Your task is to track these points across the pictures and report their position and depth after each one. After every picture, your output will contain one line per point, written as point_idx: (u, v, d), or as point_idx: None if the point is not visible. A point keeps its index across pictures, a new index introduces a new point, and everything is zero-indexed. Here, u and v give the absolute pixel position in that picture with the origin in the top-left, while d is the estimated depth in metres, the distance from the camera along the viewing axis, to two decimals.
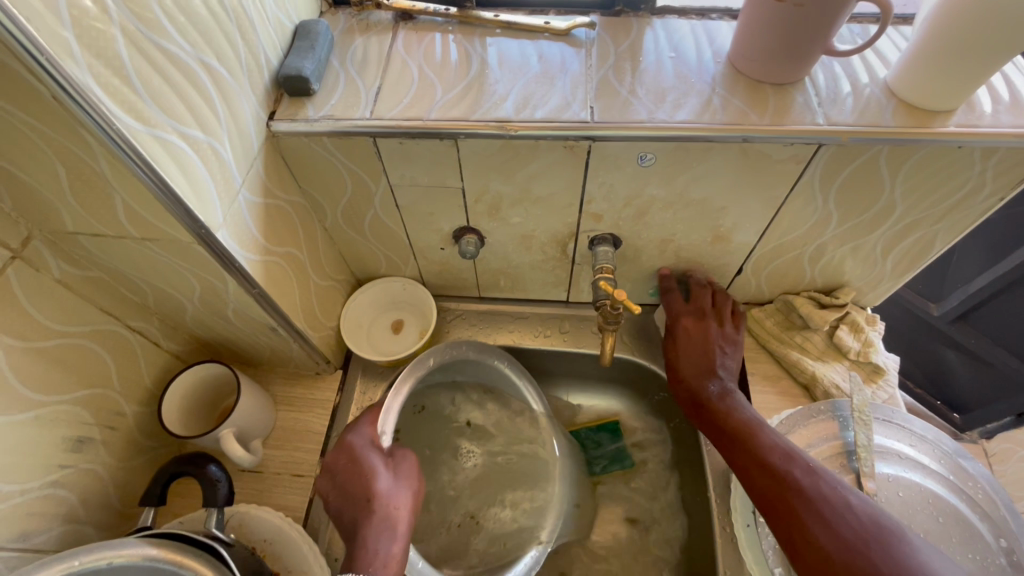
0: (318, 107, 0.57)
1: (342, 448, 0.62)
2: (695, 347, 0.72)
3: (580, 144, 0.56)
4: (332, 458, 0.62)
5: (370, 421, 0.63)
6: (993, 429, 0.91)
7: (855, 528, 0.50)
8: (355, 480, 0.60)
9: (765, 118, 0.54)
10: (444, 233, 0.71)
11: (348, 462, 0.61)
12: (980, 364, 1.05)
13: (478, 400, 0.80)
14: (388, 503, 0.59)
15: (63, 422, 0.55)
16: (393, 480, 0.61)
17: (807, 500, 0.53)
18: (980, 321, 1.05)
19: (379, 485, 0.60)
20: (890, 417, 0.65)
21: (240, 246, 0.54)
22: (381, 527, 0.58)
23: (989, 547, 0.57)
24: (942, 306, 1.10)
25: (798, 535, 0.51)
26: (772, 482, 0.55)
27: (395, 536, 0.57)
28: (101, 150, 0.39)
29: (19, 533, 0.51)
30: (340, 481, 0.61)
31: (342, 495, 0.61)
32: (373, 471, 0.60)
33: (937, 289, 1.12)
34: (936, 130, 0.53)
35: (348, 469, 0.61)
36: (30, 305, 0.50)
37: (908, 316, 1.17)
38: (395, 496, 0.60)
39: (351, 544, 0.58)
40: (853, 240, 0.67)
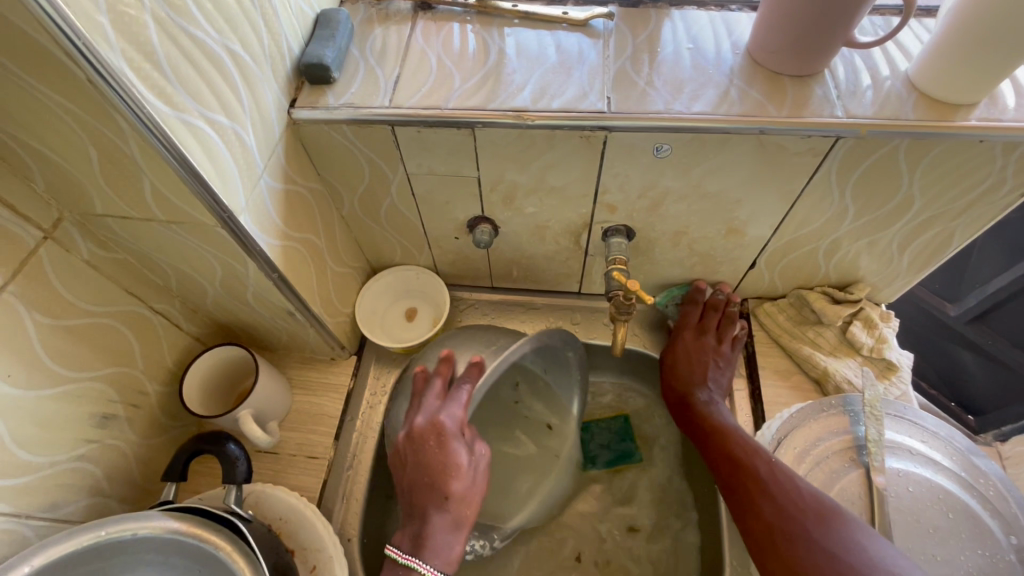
0: (338, 95, 0.58)
1: (427, 425, 0.61)
2: (694, 356, 0.75)
3: (597, 134, 0.56)
4: (416, 433, 0.61)
5: (462, 406, 0.61)
6: (1009, 431, 0.90)
7: (798, 507, 0.56)
8: (436, 465, 0.60)
9: (783, 110, 0.54)
10: (459, 223, 0.72)
11: (435, 446, 0.60)
12: (997, 366, 1.05)
13: (531, 377, 0.80)
14: (463, 498, 0.60)
15: (89, 398, 0.57)
16: (471, 475, 0.61)
17: (764, 485, 0.59)
18: (997, 322, 1.04)
19: (458, 479, 0.60)
20: (902, 413, 0.65)
21: (260, 229, 0.55)
22: (449, 521, 0.59)
23: (999, 543, 0.57)
24: (958, 306, 1.09)
25: (748, 509, 0.59)
26: (738, 471, 0.61)
27: (460, 531, 0.59)
28: (131, 132, 0.40)
29: (48, 503, 0.53)
30: (419, 458, 0.60)
31: (418, 473, 0.60)
32: (456, 463, 0.60)
33: (953, 289, 1.11)
34: (957, 124, 0.52)
35: (431, 450, 0.60)
36: (60, 284, 0.52)
37: (923, 316, 1.16)
38: (469, 491, 0.60)
39: (414, 522, 0.60)
40: (869, 235, 0.67)
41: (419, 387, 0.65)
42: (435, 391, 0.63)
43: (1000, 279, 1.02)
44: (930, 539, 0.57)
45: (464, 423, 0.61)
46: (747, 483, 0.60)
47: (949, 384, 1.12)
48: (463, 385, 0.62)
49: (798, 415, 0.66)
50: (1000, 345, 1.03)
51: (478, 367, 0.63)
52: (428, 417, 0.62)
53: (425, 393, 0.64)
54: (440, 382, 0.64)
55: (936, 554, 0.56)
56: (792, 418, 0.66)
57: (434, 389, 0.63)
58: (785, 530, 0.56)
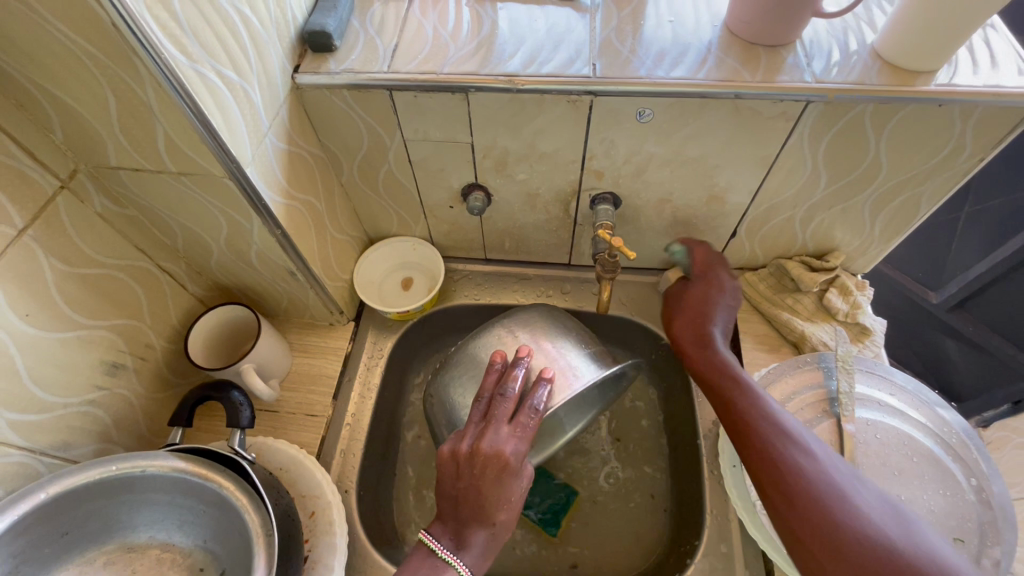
0: (339, 62, 0.61)
1: (494, 448, 0.53)
2: (696, 309, 0.67)
3: (583, 99, 0.60)
4: (482, 452, 0.53)
5: (529, 436, 0.55)
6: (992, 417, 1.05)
7: (844, 491, 0.46)
8: (491, 490, 0.52)
9: (757, 75, 0.58)
10: (453, 191, 0.75)
11: (497, 469, 0.52)
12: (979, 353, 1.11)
13: (588, 392, 0.76)
14: (507, 525, 0.53)
15: (100, 345, 0.59)
16: (521, 503, 0.54)
17: (797, 452, 0.49)
18: (975, 308, 1.11)
19: (509, 506, 0.53)
20: (873, 369, 0.69)
21: (266, 185, 0.58)
22: (487, 542, 0.52)
23: (959, 484, 0.60)
24: (940, 294, 1.17)
25: (782, 480, 0.48)
26: (772, 437, 0.51)
27: (491, 557, 0.53)
28: (150, 79, 0.43)
29: (60, 443, 0.56)
30: (475, 477, 0.53)
31: (471, 498, 0.52)
32: (510, 492, 0.53)
33: (936, 279, 1.18)
34: (917, 88, 0.56)
35: (490, 475, 0.52)
36: (75, 233, 0.55)
37: (908, 305, 1.22)
38: (512, 519, 0.54)
39: (450, 532, 0.53)
40: (842, 202, 0.71)
41: (489, 391, 0.58)
42: (506, 410, 0.56)
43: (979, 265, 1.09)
44: (894, 481, 0.60)
45: (526, 455, 0.55)
46: (777, 450, 0.50)
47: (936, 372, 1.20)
48: (536, 403, 0.57)
49: (775, 372, 0.69)
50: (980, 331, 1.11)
51: (550, 384, 0.58)
52: (494, 437, 0.54)
53: (498, 404, 0.56)
54: (514, 395, 0.57)
55: (900, 494, 0.60)
56: (768, 374, 0.69)
57: (509, 402, 0.56)
58: (828, 504, 0.45)
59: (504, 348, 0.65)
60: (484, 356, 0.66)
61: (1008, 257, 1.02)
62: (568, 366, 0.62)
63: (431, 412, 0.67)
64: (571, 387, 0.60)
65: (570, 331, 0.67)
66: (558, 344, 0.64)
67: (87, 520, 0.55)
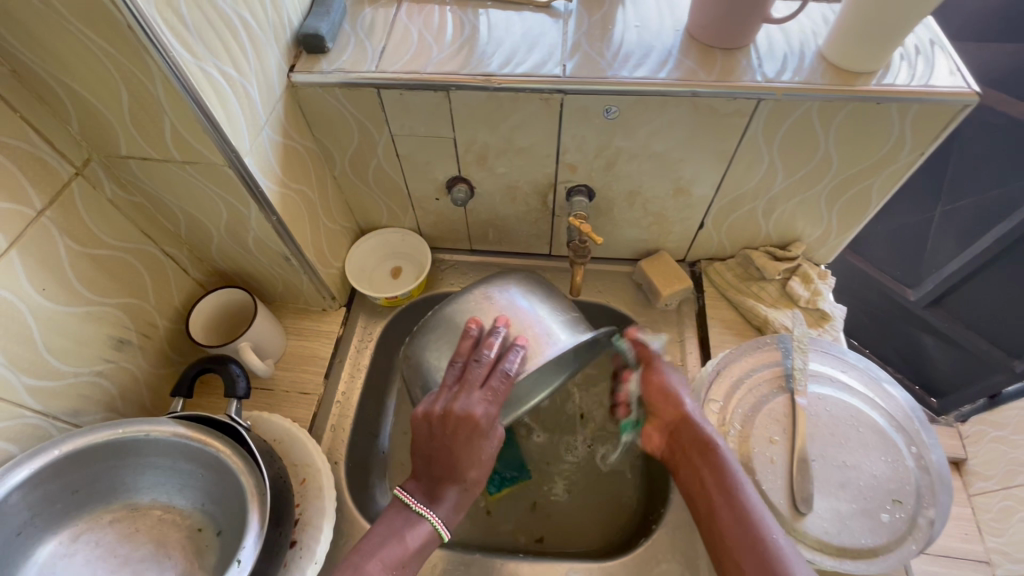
0: (331, 62, 0.67)
1: (465, 411, 0.58)
2: (677, 383, 0.67)
3: (554, 97, 0.65)
4: (453, 414, 0.58)
5: (500, 399, 0.59)
6: (968, 412, 1.19)
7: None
8: (462, 449, 0.58)
9: (712, 76, 0.63)
10: (439, 183, 0.81)
11: (468, 431, 0.58)
12: (952, 347, 1.19)
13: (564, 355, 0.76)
14: (477, 481, 0.60)
15: (107, 321, 0.64)
16: (490, 461, 0.60)
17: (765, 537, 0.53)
18: (951, 305, 1.18)
19: (478, 464, 0.59)
20: (827, 349, 0.74)
21: (262, 173, 0.63)
22: (457, 497, 0.60)
23: (900, 452, 0.65)
24: (917, 292, 1.22)
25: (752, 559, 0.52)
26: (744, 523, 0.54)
27: (463, 509, 0.60)
28: (159, 75, 0.48)
29: (71, 409, 0.61)
30: (447, 438, 0.58)
31: (443, 458, 0.59)
32: (482, 450, 0.59)
33: (913, 276, 1.23)
34: (858, 87, 0.61)
35: (462, 435, 0.58)
36: (87, 216, 0.60)
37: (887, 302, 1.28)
38: (481, 475, 0.60)
39: (423, 489, 0.60)
40: (799, 194, 0.76)
41: (464, 358, 0.62)
42: (479, 376, 0.60)
43: (954, 262, 1.14)
44: (841, 449, 0.65)
45: (496, 417, 0.59)
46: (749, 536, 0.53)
47: (914, 365, 1.29)
48: (510, 366, 0.60)
49: (738, 351, 0.74)
50: (955, 327, 1.17)
51: (523, 350, 0.62)
52: (466, 400, 0.59)
53: (472, 369, 0.61)
54: (488, 362, 0.61)
55: (846, 461, 0.65)
56: (729, 353, 0.74)
57: (483, 367, 0.61)
58: None
59: (481, 313, 0.68)
60: (461, 320, 0.68)
61: (985, 252, 1.08)
62: (544, 333, 0.65)
63: (407, 372, 0.70)
64: (544, 352, 0.63)
65: (545, 295, 0.70)
66: (535, 308, 0.67)
67: (96, 479, 0.59)
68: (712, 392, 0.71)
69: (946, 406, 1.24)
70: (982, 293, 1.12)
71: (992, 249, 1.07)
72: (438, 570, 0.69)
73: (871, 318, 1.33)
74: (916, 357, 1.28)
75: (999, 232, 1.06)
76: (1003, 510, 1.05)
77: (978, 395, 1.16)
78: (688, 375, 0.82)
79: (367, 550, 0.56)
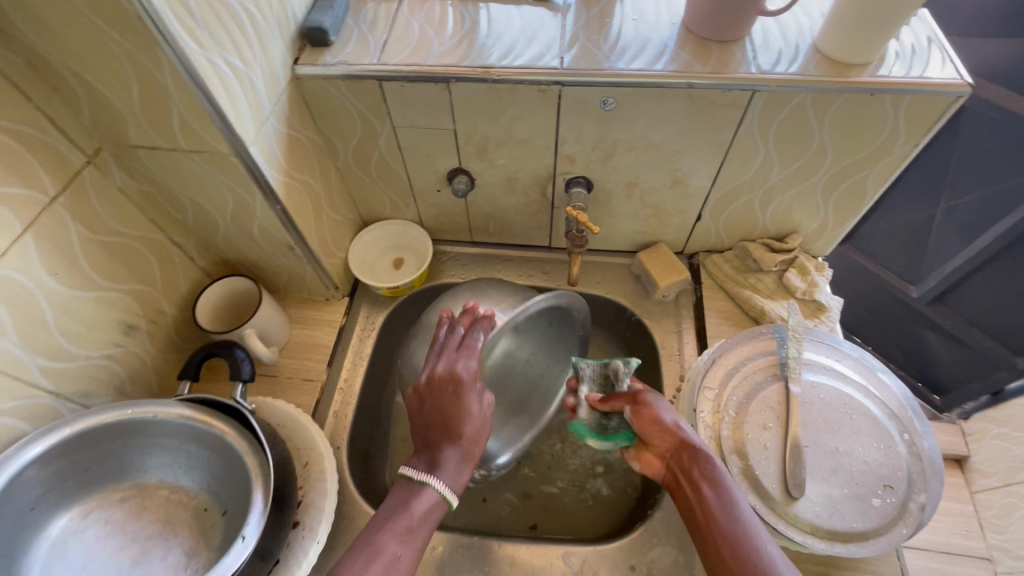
0: (335, 55, 0.68)
1: (444, 370, 0.63)
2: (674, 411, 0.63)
3: (552, 88, 0.66)
4: (435, 374, 0.63)
5: (476, 356, 0.65)
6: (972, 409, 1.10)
7: None
8: (450, 405, 0.62)
9: (707, 68, 0.64)
10: (440, 174, 0.82)
11: (449, 385, 0.62)
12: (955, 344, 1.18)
13: (557, 345, 0.85)
14: (474, 439, 0.62)
15: (117, 307, 0.66)
16: (482, 417, 0.63)
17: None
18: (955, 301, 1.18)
19: (470, 420, 0.62)
20: (822, 338, 0.75)
21: (268, 163, 0.65)
22: (457, 458, 0.60)
23: (893, 439, 0.66)
24: (920, 288, 1.23)
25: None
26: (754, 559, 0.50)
27: (466, 469, 0.61)
28: (168, 65, 0.50)
29: (82, 391, 0.63)
30: (435, 400, 0.62)
31: (436, 418, 0.62)
32: (472, 405, 0.62)
33: (915, 273, 1.24)
34: (851, 79, 0.62)
35: (448, 392, 0.62)
36: (97, 204, 0.62)
37: (890, 299, 1.29)
38: (478, 433, 0.62)
39: (423, 459, 0.60)
40: (795, 186, 0.77)
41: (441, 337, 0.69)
42: (453, 340, 0.66)
43: (960, 256, 1.14)
44: (835, 435, 0.66)
45: (476, 372, 0.64)
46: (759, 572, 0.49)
47: (917, 364, 1.28)
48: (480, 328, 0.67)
49: (734, 340, 0.74)
50: (958, 323, 1.17)
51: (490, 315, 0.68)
52: (449, 360, 0.64)
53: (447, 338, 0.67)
54: (461, 330, 0.67)
55: (839, 447, 0.66)
56: (725, 343, 0.75)
57: (457, 334, 0.67)
58: None
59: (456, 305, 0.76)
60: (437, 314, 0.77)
61: (989, 246, 1.08)
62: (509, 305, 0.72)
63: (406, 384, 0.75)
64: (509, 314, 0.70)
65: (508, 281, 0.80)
66: (502, 292, 0.76)
67: (105, 459, 0.61)
68: (708, 380, 0.72)
69: (948, 404, 1.18)
70: (985, 288, 1.11)
71: (996, 243, 1.07)
72: (436, 552, 0.70)
73: (875, 317, 1.34)
74: (920, 356, 1.27)
75: (1001, 227, 1.06)
76: (1005, 507, 0.88)
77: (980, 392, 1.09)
78: (685, 365, 0.83)
79: (381, 530, 0.54)
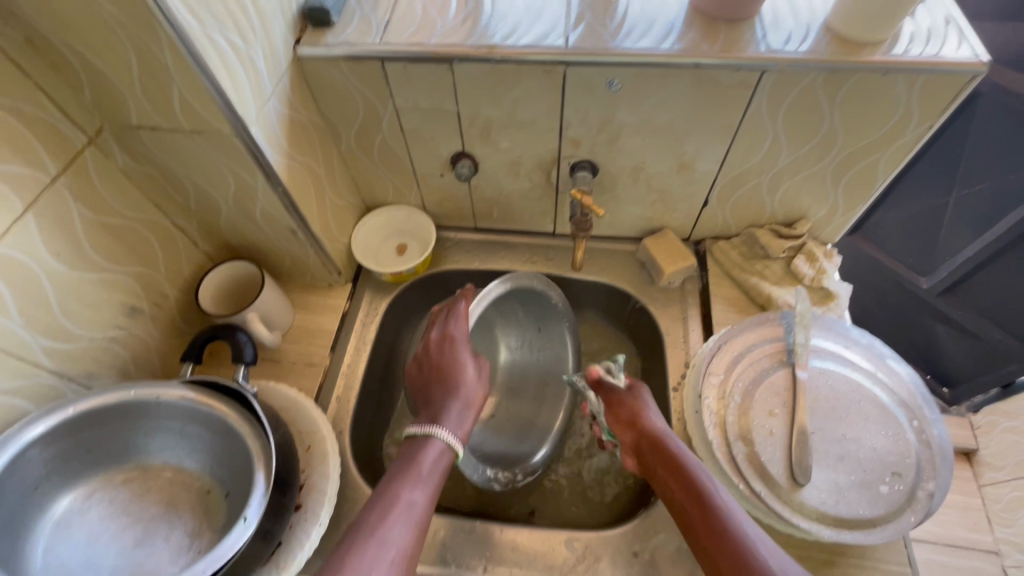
0: (336, 35, 0.67)
1: (438, 335, 0.72)
2: (638, 401, 0.67)
3: (557, 69, 0.65)
4: (432, 341, 0.73)
5: (464, 318, 0.71)
6: (981, 402, 1.12)
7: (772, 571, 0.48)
8: (446, 364, 0.70)
9: (715, 46, 0.63)
10: (443, 159, 0.81)
11: (445, 345, 0.71)
12: (967, 337, 1.15)
13: (550, 338, 0.86)
14: (470, 393, 0.69)
15: (119, 289, 0.66)
16: (476, 373, 0.71)
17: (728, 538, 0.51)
18: (965, 294, 1.15)
19: (465, 375, 0.70)
20: (831, 326, 0.73)
21: (269, 145, 0.65)
22: (458, 408, 0.68)
23: (901, 426, 0.65)
24: (930, 279, 1.21)
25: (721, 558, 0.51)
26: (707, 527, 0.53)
27: (466, 418, 0.68)
28: (167, 41, 0.49)
29: (84, 373, 0.63)
30: (434, 362, 0.71)
31: (435, 377, 0.70)
32: (467, 361, 0.71)
33: (925, 264, 1.22)
34: (863, 57, 0.61)
35: (444, 352, 0.71)
36: (98, 185, 0.62)
37: (898, 289, 1.27)
38: (474, 387, 0.70)
39: (426, 415, 0.67)
40: (804, 170, 0.75)
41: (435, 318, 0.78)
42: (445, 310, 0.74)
43: (972, 248, 1.11)
44: (842, 422, 0.66)
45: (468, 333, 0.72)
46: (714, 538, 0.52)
47: (927, 357, 1.25)
48: (463, 297, 0.72)
49: (740, 326, 0.73)
50: (971, 316, 1.14)
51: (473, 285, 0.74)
52: (441, 326, 0.73)
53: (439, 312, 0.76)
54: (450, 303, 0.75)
55: (846, 434, 0.65)
56: (730, 330, 0.74)
57: (447, 305, 0.75)
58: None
59: None
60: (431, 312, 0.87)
61: (998, 239, 1.06)
62: None
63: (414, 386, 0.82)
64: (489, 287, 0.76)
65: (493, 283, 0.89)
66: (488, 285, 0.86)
67: (107, 440, 0.62)
68: (713, 367, 0.71)
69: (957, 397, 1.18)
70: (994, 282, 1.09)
71: (1005, 236, 1.04)
72: (440, 536, 0.70)
73: (887, 312, 1.31)
74: (929, 348, 1.24)
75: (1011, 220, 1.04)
76: (1015, 501, 0.93)
77: (991, 384, 1.10)
78: (690, 352, 0.82)
79: (395, 481, 0.59)
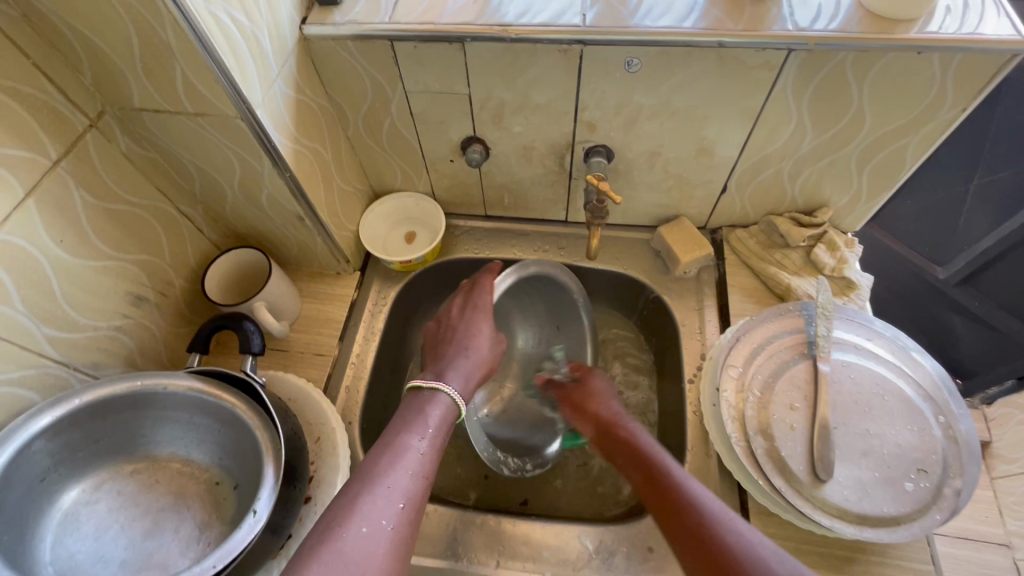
0: (344, 14, 0.65)
1: (462, 301, 0.74)
2: (589, 388, 0.73)
3: (574, 48, 0.63)
4: (454, 306, 0.74)
5: (489, 290, 0.74)
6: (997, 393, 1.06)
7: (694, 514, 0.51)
8: (462, 326, 0.72)
9: (740, 24, 0.60)
10: (453, 144, 0.79)
11: (466, 309, 0.73)
12: (984, 328, 1.13)
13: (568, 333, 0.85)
14: (479, 355, 0.71)
15: (125, 277, 0.65)
16: (489, 338, 0.72)
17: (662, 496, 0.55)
18: (984, 285, 1.12)
19: (478, 337, 0.71)
20: (853, 317, 0.71)
21: (275, 128, 0.62)
22: (466, 368, 0.69)
23: (927, 421, 0.63)
24: (947, 269, 1.17)
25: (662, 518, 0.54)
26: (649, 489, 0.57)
27: (471, 378, 0.68)
28: (169, 18, 0.47)
29: (91, 363, 0.62)
30: (452, 324, 0.73)
31: (449, 338, 0.72)
32: (485, 327, 0.72)
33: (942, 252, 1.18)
34: (897, 35, 0.58)
35: (464, 316, 0.73)
36: (102, 170, 0.60)
37: (909, 276, 1.22)
38: (485, 353, 0.72)
39: (433, 373, 0.68)
40: (828, 155, 0.73)
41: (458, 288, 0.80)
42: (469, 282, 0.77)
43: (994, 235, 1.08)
44: (865, 417, 0.64)
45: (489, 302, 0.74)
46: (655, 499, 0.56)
47: (937, 346, 1.20)
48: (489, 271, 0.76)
49: (760, 317, 0.71)
50: (987, 307, 1.11)
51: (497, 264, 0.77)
52: (464, 294, 0.75)
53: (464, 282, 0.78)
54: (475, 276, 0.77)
55: (869, 429, 0.63)
56: (750, 321, 0.71)
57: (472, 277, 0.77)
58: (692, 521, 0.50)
59: None
60: None
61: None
62: None
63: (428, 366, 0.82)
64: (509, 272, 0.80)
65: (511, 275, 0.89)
66: None
67: (115, 431, 0.61)
68: (732, 358, 0.69)
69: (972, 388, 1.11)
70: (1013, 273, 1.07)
71: None
72: (451, 528, 0.69)
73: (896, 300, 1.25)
74: (942, 338, 1.20)
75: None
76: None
77: (1007, 375, 1.05)
78: (706, 343, 0.80)
79: (399, 430, 0.58)
